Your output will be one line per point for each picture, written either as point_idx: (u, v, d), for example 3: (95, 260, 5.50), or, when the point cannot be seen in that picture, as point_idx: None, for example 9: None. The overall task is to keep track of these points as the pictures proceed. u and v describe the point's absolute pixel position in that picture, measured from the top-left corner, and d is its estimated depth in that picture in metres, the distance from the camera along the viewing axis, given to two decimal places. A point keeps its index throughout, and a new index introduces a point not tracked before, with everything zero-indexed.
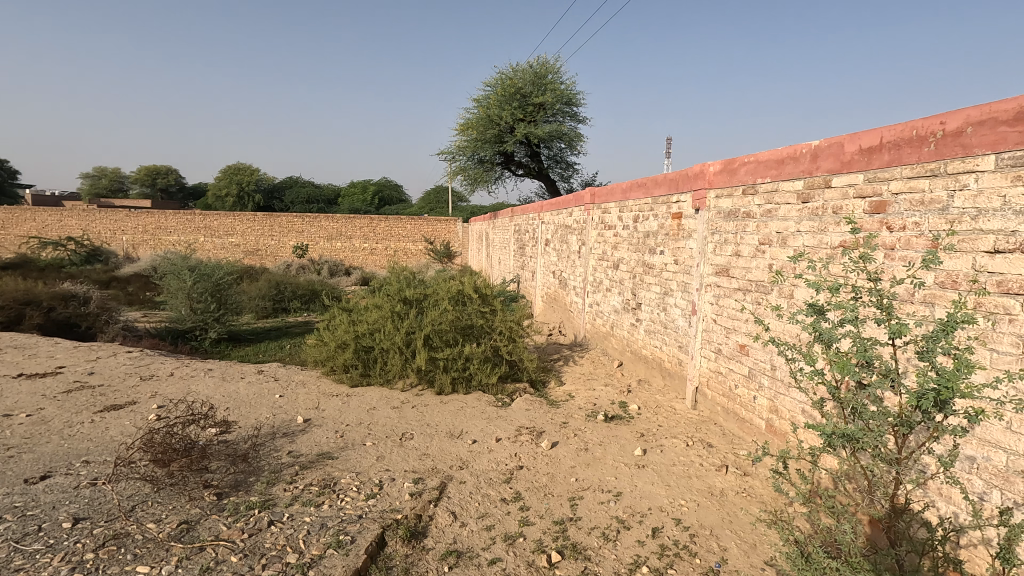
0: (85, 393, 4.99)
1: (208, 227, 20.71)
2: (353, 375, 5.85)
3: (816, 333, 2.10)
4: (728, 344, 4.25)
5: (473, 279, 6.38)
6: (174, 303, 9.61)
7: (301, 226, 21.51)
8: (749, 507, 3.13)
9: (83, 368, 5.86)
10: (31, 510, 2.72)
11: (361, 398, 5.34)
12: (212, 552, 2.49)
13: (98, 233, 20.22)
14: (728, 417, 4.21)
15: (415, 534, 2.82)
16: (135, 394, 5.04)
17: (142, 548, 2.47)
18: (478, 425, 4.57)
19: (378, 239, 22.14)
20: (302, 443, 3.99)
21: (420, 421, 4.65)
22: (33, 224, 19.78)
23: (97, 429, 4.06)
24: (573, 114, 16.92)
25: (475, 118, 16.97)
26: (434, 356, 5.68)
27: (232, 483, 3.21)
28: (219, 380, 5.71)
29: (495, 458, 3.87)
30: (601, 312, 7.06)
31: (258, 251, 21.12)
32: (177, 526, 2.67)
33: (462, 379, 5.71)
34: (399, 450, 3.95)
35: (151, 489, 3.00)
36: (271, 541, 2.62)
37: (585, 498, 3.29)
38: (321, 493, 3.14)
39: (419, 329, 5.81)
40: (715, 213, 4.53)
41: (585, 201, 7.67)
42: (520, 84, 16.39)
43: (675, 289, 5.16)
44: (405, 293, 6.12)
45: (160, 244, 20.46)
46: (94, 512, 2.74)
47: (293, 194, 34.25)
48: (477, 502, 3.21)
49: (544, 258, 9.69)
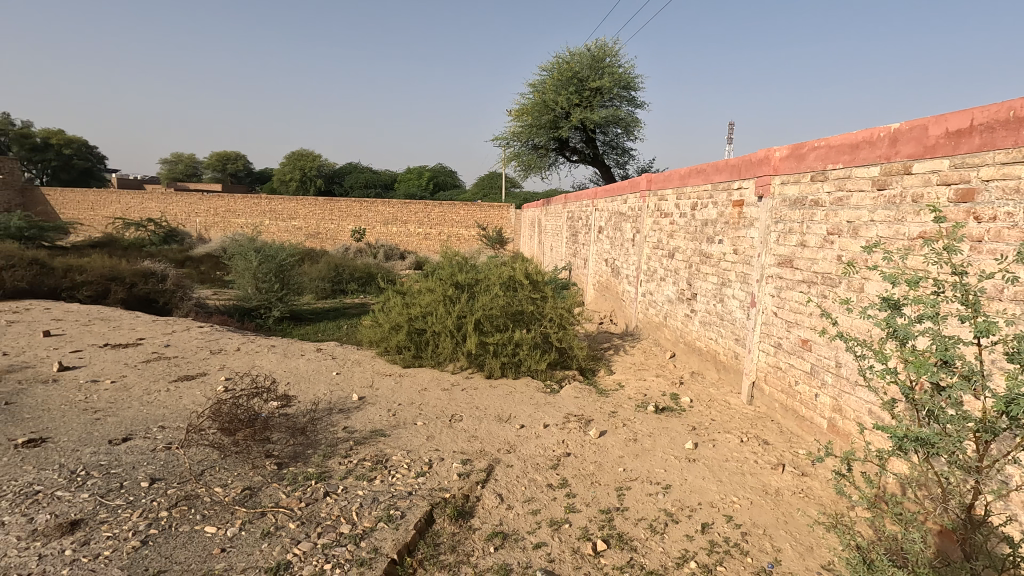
0: (161, 364, 5.35)
1: (273, 210, 21.66)
2: (405, 356, 6.00)
3: (889, 329, 1.95)
4: (789, 338, 4.07)
5: (525, 265, 6.35)
6: (242, 283, 10.16)
7: (358, 210, 22.08)
8: (807, 508, 3.00)
9: (160, 341, 6.28)
10: (115, 468, 2.96)
11: (413, 379, 5.47)
12: (272, 518, 2.62)
13: (174, 216, 21.55)
14: (787, 415, 4.05)
15: (462, 514, 2.87)
16: (205, 366, 5.38)
17: (210, 510, 2.63)
18: (527, 411, 4.59)
19: (432, 225, 22.49)
20: (357, 420, 4.14)
21: (469, 404, 4.71)
22: (118, 205, 21.38)
23: (172, 397, 4.35)
24: (630, 98, 16.43)
25: (530, 102, 16.74)
26: (485, 341, 5.73)
27: (291, 455, 3.36)
28: (281, 356, 5.98)
29: (542, 444, 3.89)
30: (654, 301, 6.89)
31: (319, 234, 21.94)
32: (242, 491, 2.84)
33: (511, 363, 5.76)
34: (448, 431, 4.02)
35: (218, 456, 3.20)
36: (326, 511, 2.73)
37: (632, 489, 3.25)
38: (373, 469, 3.25)
39: (469, 314, 5.85)
40: (779, 201, 4.32)
41: (640, 187, 7.50)
42: (577, 68, 16.03)
43: (734, 280, 4.97)
44: (457, 278, 6.18)
45: (230, 226, 21.65)
46: (168, 473, 2.95)
47: (353, 179, 35.31)
48: (523, 486, 3.23)
49: (597, 245, 9.54)
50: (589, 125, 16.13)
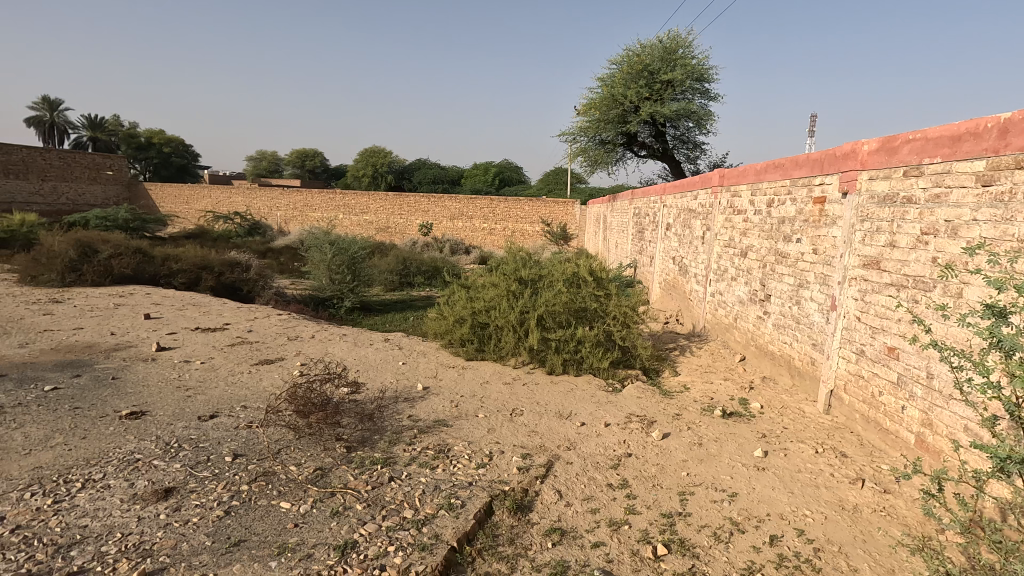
0: (244, 348, 5.74)
1: (346, 205, 22.63)
2: (468, 349, 6.11)
3: (992, 339, 1.78)
4: (873, 345, 3.80)
5: (590, 261, 6.28)
6: (317, 274, 10.70)
7: (426, 205, 22.63)
8: (889, 528, 2.79)
9: (244, 327, 6.74)
10: (203, 442, 3.20)
11: (475, 372, 5.57)
12: (341, 498, 2.75)
13: (258, 210, 22.99)
14: (869, 427, 3.78)
15: (521, 507, 2.90)
16: (282, 351, 5.71)
17: (285, 487, 2.80)
18: (588, 408, 4.56)
19: (497, 220, 22.71)
20: (421, 409, 4.26)
21: (529, 399, 4.73)
22: (209, 199, 23.07)
23: (253, 380, 4.65)
24: (703, 91, 15.82)
25: (598, 97, 16.50)
26: (547, 337, 5.74)
27: (359, 439, 3.51)
28: (351, 345, 6.25)
29: (603, 443, 3.84)
30: (724, 302, 6.63)
31: (388, 228, 22.70)
32: (314, 470, 3.00)
33: (573, 360, 5.73)
34: (509, 425, 4.06)
35: (293, 436, 3.39)
36: (391, 495, 2.84)
37: (696, 494, 3.15)
38: (436, 458, 3.34)
39: (532, 309, 5.87)
40: (867, 198, 4.03)
41: (712, 183, 7.22)
42: (648, 61, 15.62)
43: (812, 281, 4.69)
44: (520, 274, 6.21)
45: (307, 220, 22.83)
46: (249, 450, 3.16)
47: (421, 175, 36.28)
48: (583, 484, 3.21)
49: (664, 243, 9.29)
50: (659, 118, 15.69)
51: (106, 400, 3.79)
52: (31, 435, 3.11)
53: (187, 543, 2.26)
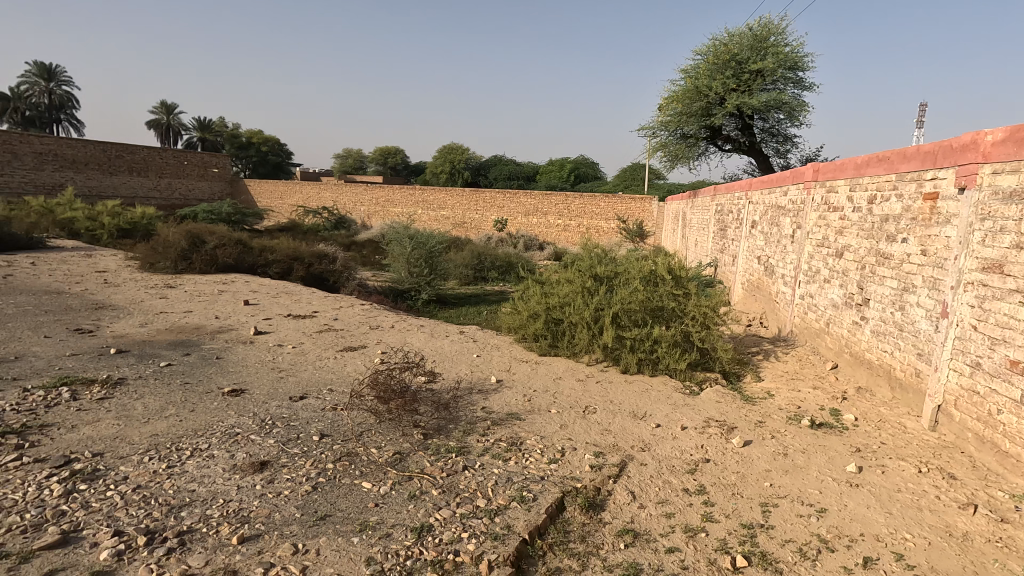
0: (330, 334, 6.08)
1: (425, 201, 23.38)
2: (541, 345, 6.13)
3: None
4: (991, 358, 3.42)
5: (668, 259, 6.10)
6: (397, 267, 11.14)
7: (501, 201, 22.85)
8: (1006, 562, 2.51)
9: (330, 315, 7.14)
10: (293, 421, 3.43)
11: (548, 367, 5.58)
12: (418, 482, 2.85)
13: (344, 205, 24.27)
14: (984, 448, 3.41)
15: (594, 505, 2.87)
16: (365, 339, 6.00)
17: (367, 468, 2.94)
18: (663, 410, 4.44)
19: (572, 216, 22.45)
20: (495, 401, 4.33)
21: (603, 397, 4.68)
22: (301, 194, 24.64)
23: (338, 365, 4.93)
24: (797, 80, 14.86)
25: (681, 89, 15.95)
26: (622, 335, 5.63)
27: (436, 427, 3.62)
28: (429, 336, 6.45)
29: (679, 446, 3.73)
30: (814, 305, 6.21)
31: (464, 224, 23.20)
32: (393, 454, 3.13)
33: (648, 360, 5.59)
34: (582, 422, 4.03)
35: (374, 420, 3.56)
36: (465, 483, 2.91)
37: (780, 507, 2.99)
38: (508, 450, 3.38)
39: (607, 307, 5.78)
40: (988, 194, 3.62)
41: (805, 178, 6.78)
42: (736, 50, 14.89)
43: (919, 285, 4.29)
44: (596, 270, 6.14)
45: (388, 214, 23.81)
46: (334, 431, 3.35)
47: (497, 171, 36.78)
48: (657, 487, 3.13)
49: (748, 241, 8.84)
50: (746, 111, 14.92)
51: (211, 378, 4.15)
52: (149, 405, 3.47)
53: (279, 514, 2.43)
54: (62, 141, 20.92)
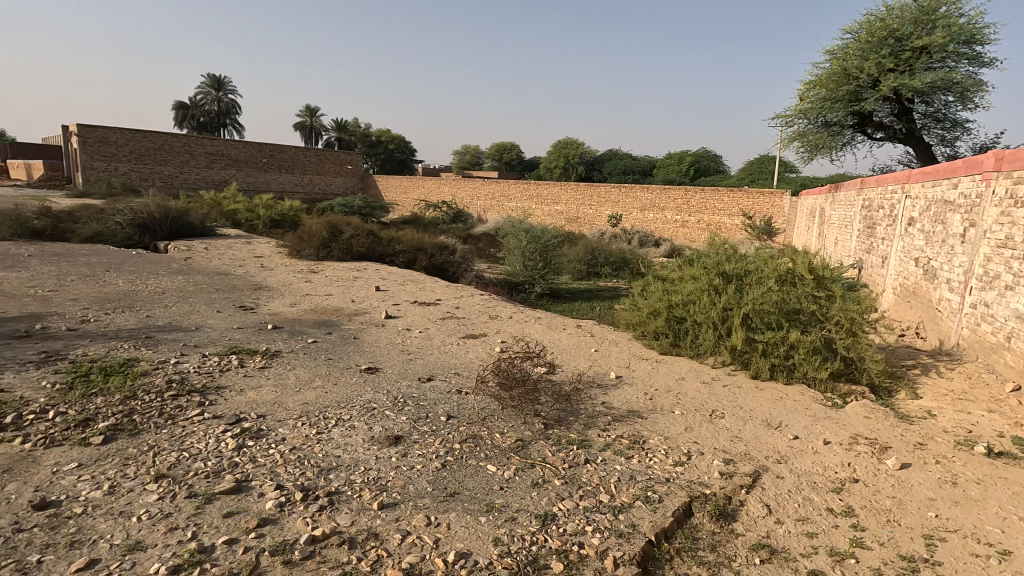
0: (453, 322, 6.37)
1: (539, 195, 23.66)
2: (663, 343, 5.94)
3: None
4: None
5: (809, 258, 5.59)
6: (512, 260, 11.36)
7: (616, 196, 22.31)
8: None
9: (452, 303, 7.48)
10: (424, 401, 3.64)
11: (671, 366, 5.38)
12: (541, 471, 2.89)
13: (462, 199, 25.31)
14: None
15: (724, 515, 2.72)
16: (485, 328, 6.20)
17: (491, 451, 3.04)
18: (801, 421, 4.08)
19: (691, 212, 21.02)
20: (615, 397, 4.26)
21: (731, 402, 4.41)
22: (424, 189, 26.07)
23: (461, 351, 5.14)
24: (972, 55, 12.82)
25: (825, 72, 14.53)
26: (753, 338, 5.27)
27: (556, 418, 3.64)
28: (546, 328, 6.51)
29: (821, 462, 3.41)
30: (990, 316, 5.35)
31: (578, 219, 23.12)
32: (516, 441, 3.20)
33: (782, 367, 5.16)
34: (708, 426, 3.83)
35: (497, 406, 3.66)
36: (588, 477, 2.89)
37: (948, 542, 2.62)
38: (631, 448, 3.30)
39: (737, 307, 5.44)
40: None
41: (983, 168, 5.85)
42: (895, 25, 13.05)
43: None
44: (724, 268, 5.80)
45: (503, 209, 24.42)
46: (461, 413, 3.50)
47: (612, 165, 36.17)
48: (796, 503, 2.89)
49: (904, 241, 7.84)
50: (905, 94, 13.21)
51: (351, 355, 4.52)
52: (301, 376, 3.87)
53: (413, 486, 2.58)
54: (229, 142, 23.67)
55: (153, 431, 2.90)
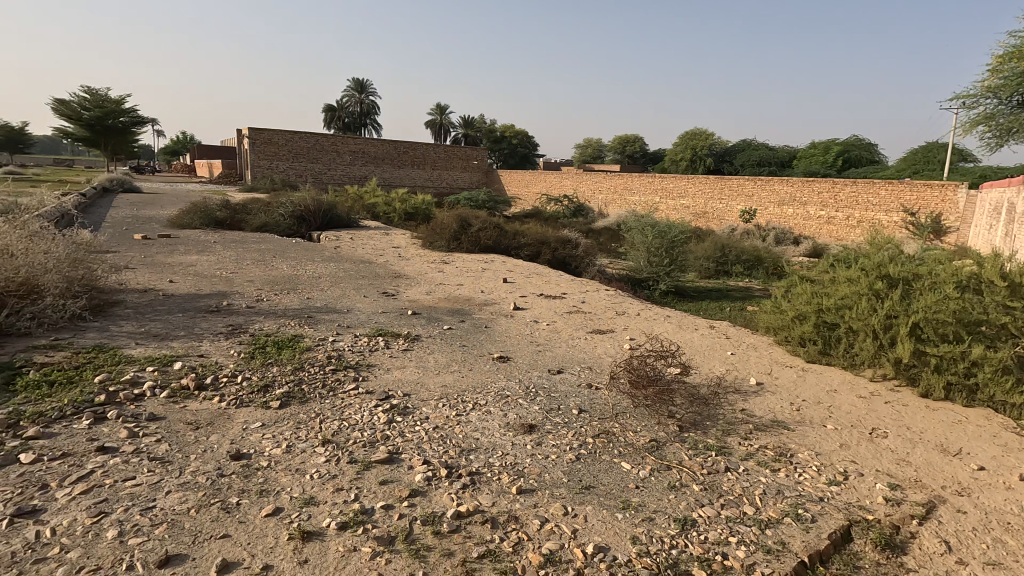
0: (579, 316, 6.38)
1: (665, 189, 22.87)
2: (810, 350, 5.44)
3: None
4: None
5: (1000, 262, 4.79)
6: (636, 255, 11.07)
7: (751, 189, 20.73)
8: None
9: (577, 297, 7.49)
10: (556, 393, 3.69)
11: (820, 376, 4.93)
12: (678, 474, 2.80)
13: (584, 193, 25.25)
14: None
15: (890, 545, 2.45)
16: (612, 324, 6.14)
17: (625, 449, 3.00)
18: (987, 451, 3.53)
19: (840, 207, 18.80)
20: (756, 405, 4.00)
21: (895, 421, 3.93)
22: (546, 183, 26.38)
23: (590, 346, 5.13)
24: None
25: None
26: (924, 351, 4.64)
27: (692, 421, 3.51)
28: (676, 327, 6.28)
29: (1017, 500, 2.91)
30: None
31: (706, 214, 21.97)
32: (650, 441, 3.13)
33: (962, 387, 4.47)
34: (868, 446, 3.45)
35: (630, 404, 3.61)
36: (729, 486, 2.75)
37: None
38: (777, 460, 3.08)
39: (904, 315, 4.83)
40: None
41: None
42: None
43: None
44: (888, 271, 5.19)
45: (625, 203, 23.97)
46: (592, 408, 3.51)
47: (745, 156, 33.83)
48: (984, 543, 2.51)
49: None
50: None
51: (484, 344, 4.72)
52: (440, 360, 4.12)
53: (549, 475, 2.64)
54: (371, 142, 25.83)
55: (319, 400, 3.27)
